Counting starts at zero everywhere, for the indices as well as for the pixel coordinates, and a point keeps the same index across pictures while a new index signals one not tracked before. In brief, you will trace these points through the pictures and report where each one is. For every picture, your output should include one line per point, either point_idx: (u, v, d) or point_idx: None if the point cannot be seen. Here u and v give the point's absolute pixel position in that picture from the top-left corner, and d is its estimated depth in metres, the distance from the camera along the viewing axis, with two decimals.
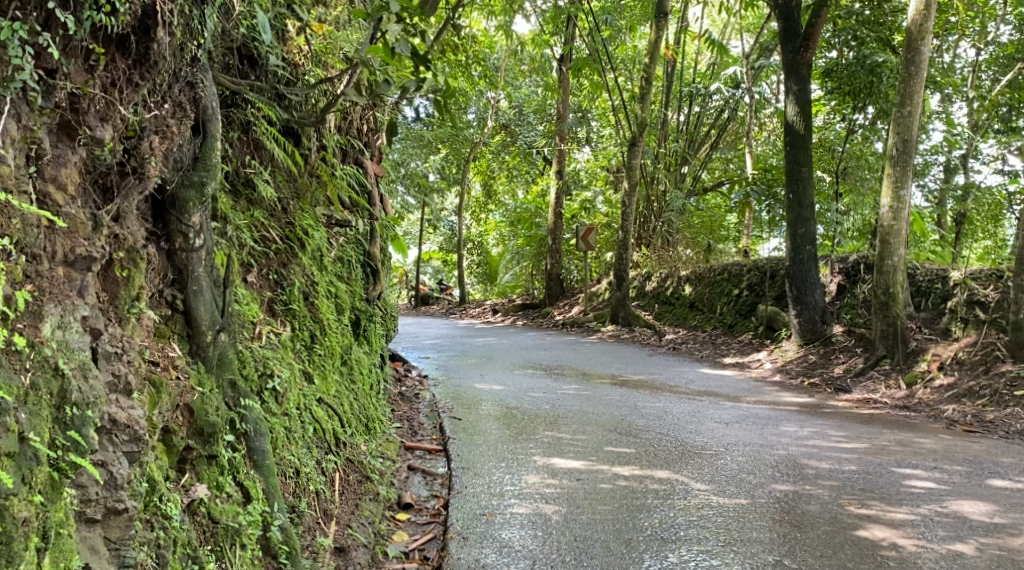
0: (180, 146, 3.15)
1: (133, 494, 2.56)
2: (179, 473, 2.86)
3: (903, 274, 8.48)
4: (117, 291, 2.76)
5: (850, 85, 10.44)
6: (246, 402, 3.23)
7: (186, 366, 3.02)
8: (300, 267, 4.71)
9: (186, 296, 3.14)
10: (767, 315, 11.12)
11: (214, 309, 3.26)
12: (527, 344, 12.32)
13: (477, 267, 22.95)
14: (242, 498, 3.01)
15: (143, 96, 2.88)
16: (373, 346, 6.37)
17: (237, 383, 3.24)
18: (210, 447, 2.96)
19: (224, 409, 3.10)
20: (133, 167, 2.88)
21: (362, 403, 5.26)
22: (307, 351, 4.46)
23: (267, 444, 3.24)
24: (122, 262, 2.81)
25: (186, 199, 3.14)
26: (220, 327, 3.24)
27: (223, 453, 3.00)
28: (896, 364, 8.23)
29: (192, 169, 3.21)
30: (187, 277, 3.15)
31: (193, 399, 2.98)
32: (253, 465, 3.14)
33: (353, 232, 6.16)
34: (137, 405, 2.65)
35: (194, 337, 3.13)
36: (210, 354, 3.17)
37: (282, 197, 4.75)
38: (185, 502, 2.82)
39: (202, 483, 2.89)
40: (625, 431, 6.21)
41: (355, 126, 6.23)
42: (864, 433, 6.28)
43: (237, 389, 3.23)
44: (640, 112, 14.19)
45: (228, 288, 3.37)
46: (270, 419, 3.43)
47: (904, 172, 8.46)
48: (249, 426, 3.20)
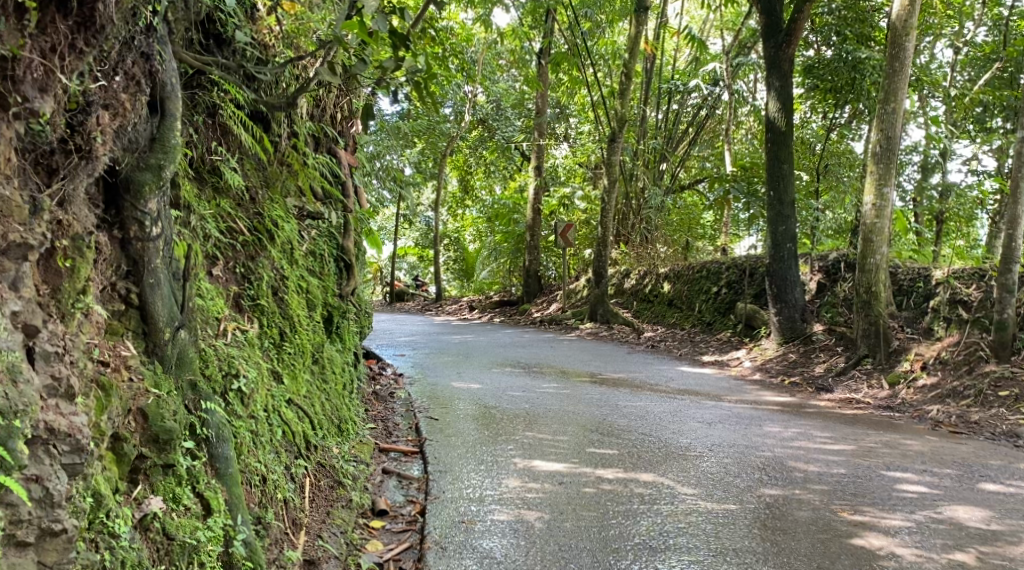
0: (134, 124, 2.89)
1: (75, 512, 2.36)
2: (131, 485, 2.65)
3: (885, 273, 8.40)
4: (60, 283, 2.54)
5: (832, 82, 10.34)
6: (207, 404, 3.01)
7: (140, 366, 2.79)
8: (269, 260, 4.51)
9: (143, 289, 2.91)
10: (746, 313, 11.00)
11: (173, 304, 3.03)
12: (505, 342, 12.13)
13: (453, 263, 22.72)
14: (203, 510, 2.79)
15: (90, 64, 2.68)
16: (346, 344, 6.15)
17: (198, 383, 3.03)
18: (166, 456, 2.75)
19: (183, 413, 2.88)
20: (77, 145, 2.64)
21: (335, 404, 5.05)
22: (276, 350, 4.25)
23: (230, 451, 3.03)
24: (66, 252, 2.58)
25: (142, 183, 2.89)
26: (179, 324, 3.01)
27: (180, 461, 2.79)
28: (878, 363, 8.14)
29: (150, 150, 2.96)
30: (143, 270, 2.92)
31: (147, 403, 2.75)
32: (215, 473, 2.92)
33: (326, 225, 5.93)
34: (80, 411, 2.44)
35: (150, 335, 2.89)
36: (169, 353, 2.94)
37: (250, 187, 4.53)
38: (137, 516, 2.61)
39: (157, 496, 2.68)
40: (606, 432, 6.04)
41: (328, 114, 6.00)
42: (849, 434, 6.16)
43: (198, 391, 3.01)
44: (619, 107, 14.02)
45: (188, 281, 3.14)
46: (234, 422, 3.21)
47: (888, 169, 8.35)
48: (211, 431, 2.98)
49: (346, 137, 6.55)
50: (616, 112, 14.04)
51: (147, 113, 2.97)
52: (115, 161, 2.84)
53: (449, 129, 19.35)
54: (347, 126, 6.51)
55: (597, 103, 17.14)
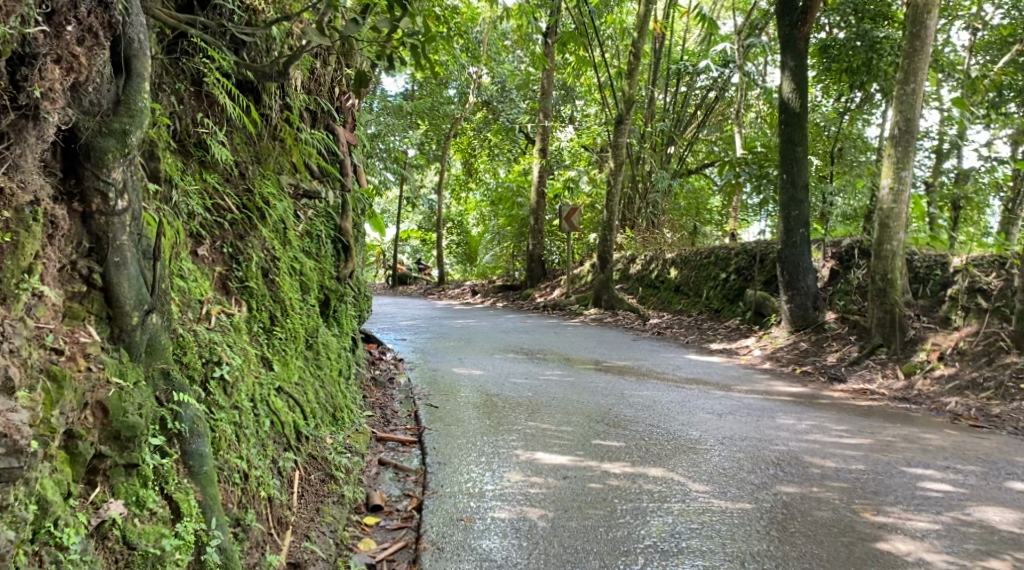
0: (95, 85, 2.68)
1: (13, 524, 2.16)
2: (89, 487, 2.45)
3: (902, 260, 8.13)
4: (3, 262, 2.35)
5: (848, 62, 10.02)
6: (181, 396, 2.80)
7: (100, 355, 2.59)
8: (260, 240, 4.26)
9: (106, 269, 2.70)
10: (756, 300, 10.73)
11: (142, 286, 2.81)
12: (508, 327, 11.89)
13: (456, 247, 22.46)
14: (171, 515, 2.60)
15: (34, 11, 2.43)
16: (344, 328, 5.92)
17: (171, 372, 2.83)
18: (129, 455, 2.54)
19: (150, 405, 2.68)
20: (24, 103, 2.41)
21: (329, 391, 4.81)
22: (266, 336, 4.01)
23: (207, 447, 2.82)
24: (9, 226, 2.38)
25: (103, 150, 2.69)
26: (148, 307, 2.79)
27: (146, 461, 2.59)
28: (893, 353, 7.88)
29: (113, 114, 2.74)
30: (106, 246, 2.71)
31: (107, 395, 2.55)
32: (187, 472, 2.72)
33: (322, 205, 5.68)
34: (21, 407, 2.24)
35: (115, 319, 2.68)
36: (137, 340, 2.73)
37: (239, 162, 4.30)
38: (95, 523, 2.40)
39: (118, 499, 2.48)
40: (612, 422, 5.81)
41: (323, 86, 5.74)
42: (866, 427, 5.92)
43: (171, 381, 2.81)
44: (628, 89, 13.71)
45: (160, 260, 2.91)
46: (213, 415, 2.98)
47: (906, 152, 8.07)
48: (185, 425, 2.77)
49: (343, 113, 6.28)
50: (623, 93, 13.72)
51: (109, 74, 2.74)
52: (70, 124, 2.62)
53: (453, 111, 19.03)
54: (344, 99, 6.24)
55: (604, 85, 16.83)
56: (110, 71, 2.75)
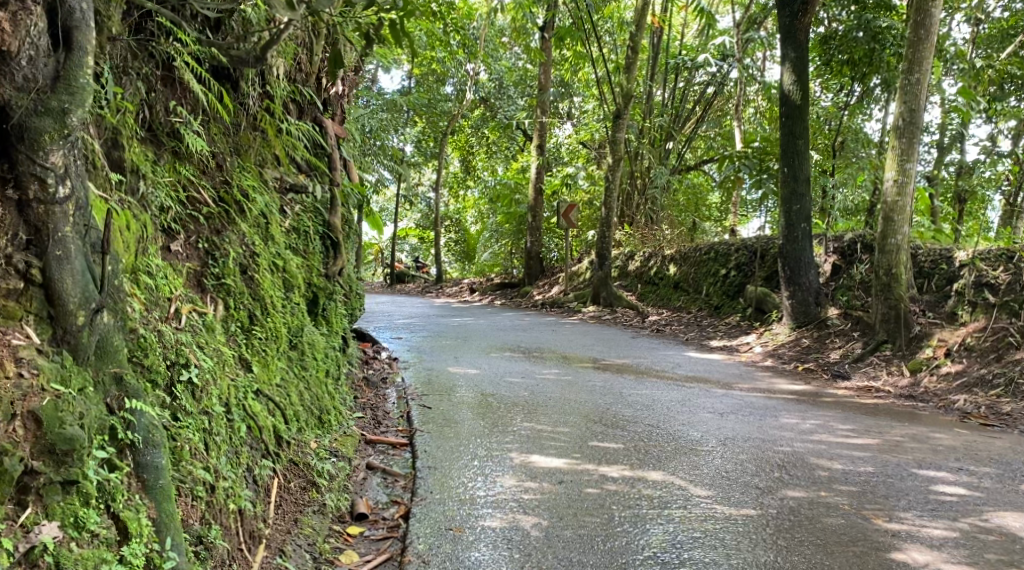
0: (25, 58, 2.56)
1: None
2: (19, 508, 2.28)
3: (906, 254, 7.92)
4: None
5: (849, 54, 9.82)
6: (134, 404, 2.65)
7: (34, 358, 2.44)
8: (239, 235, 4.05)
9: (46, 263, 2.55)
10: (757, 296, 10.52)
11: (90, 281, 2.65)
12: (505, 325, 11.68)
13: (454, 245, 22.24)
14: (117, 536, 2.43)
15: None
16: (333, 327, 5.72)
17: (125, 377, 2.67)
18: (66, 471, 2.38)
19: (96, 415, 2.52)
20: None
21: (315, 393, 4.59)
22: (245, 337, 3.80)
23: (163, 459, 2.67)
24: None
25: (39, 131, 2.56)
26: (97, 305, 2.63)
27: (88, 476, 2.43)
28: (898, 349, 7.68)
29: (51, 91, 2.60)
30: (46, 238, 2.56)
31: (41, 405, 2.38)
32: (141, 486, 2.57)
33: (309, 199, 5.47)
34: None
35: (58, 318, 2.54)
36: (85, 341, 2.57)
37: (217, 152, 4.09)
38: (23, 549, 2.25)
39: (52, 521, 2.32)
40: (610, 423, 5.60)
41: (307, 75, 5.52)
42: (873, 426, 5.70)
43: (125, 386, 2.66)
44: (625, 83, 13.48)
45: (110, 252, 2.74)
46: (172, 427, 2.81)
47: (910, 143, 7.85)
48: (137, 436, 2.62)
49: (330, 104, 6.06)
50: (621, 88, 13.50)
51: (45, 46, 2.61)
52: None
53: (450, 108, 18.85)
54: (331, 90, 6.02)
55: (602, 80, 16.60)
56: (46, 43, 2.62)
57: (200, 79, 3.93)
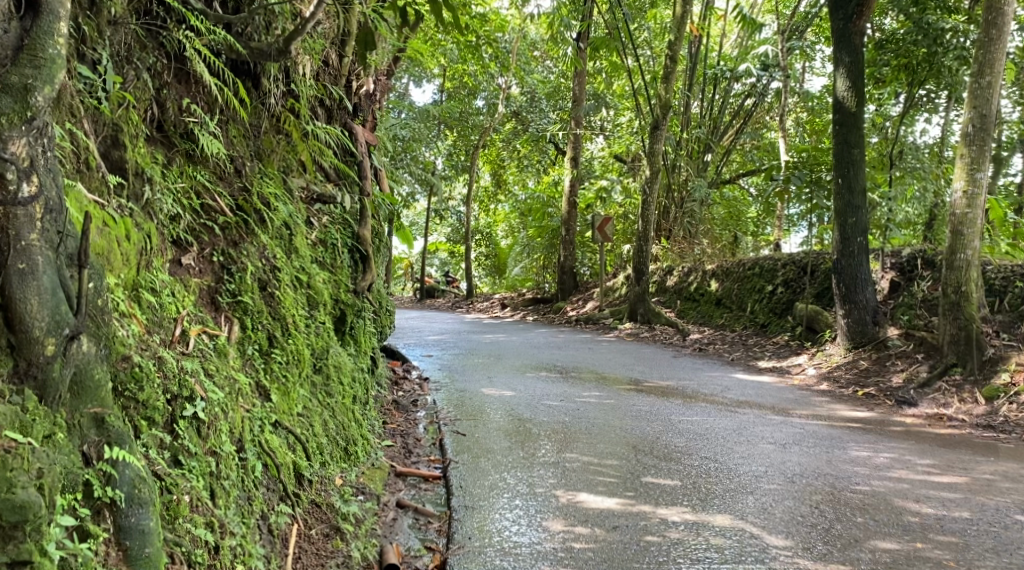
0: None
1: None
2: None
3: (977, 271, 7.37)
4: None
5: (907, 58, 9.25)
6: (118, 455, 2.38)
7: None
8: (259, 247, 3.64)
9: (7, 279, 2.27)
10: (807, 314, 9.97)
11: (62, 302, 2.37)
12: (539, 342, 11.21)
13: (485, 260, 21.78)
14: None
15: None
16: (362, 347, 5.30)
17: (108, 417, 2.42)
18: (19, 548, 2.08)
19: (63, 469, 2.24)
20: None
21: (341, 421, 4.17)
22: (264, 361, 3.40)
23: (152, 521, 2.39)
24: None
25: None
26: (69, 331, 2.36)
27: (47, 553, 2.13)
28: (970, 374, 7.10)
29: (12, 63, 2.37)
30: (9, 248, 2.29)
31: None
32: (122, 554, 2.31)
33: (337, 210, 5.08)
34: None
35: (20, 347, 2.26)
36: (56, 376, 2.32)
37: (235, 156, 3.67)
38: None
39: None
40: (662, 455, 5.11)
41: (333, 74, 5.13)
42: (956, 461, 5.16)
43: (107, 429, 2.40)
44: (663, 93, 12.95)
45: (86, 264, 2.46)
46: (164, 479, 2.52)
47: (981, 152, 7.29)
48: (120, 494, 2.35)
49: (360, 110, 5.66)
50: (659, 98, 12.97)
51: (7, 10, 2.39)
52: None
53: (481, 121, 18.45)
54: (360, 91, 5.61)
55: (639, 91, 16.07)
56: (7, 7, 2.39)
57: (216, 73, 3.54)
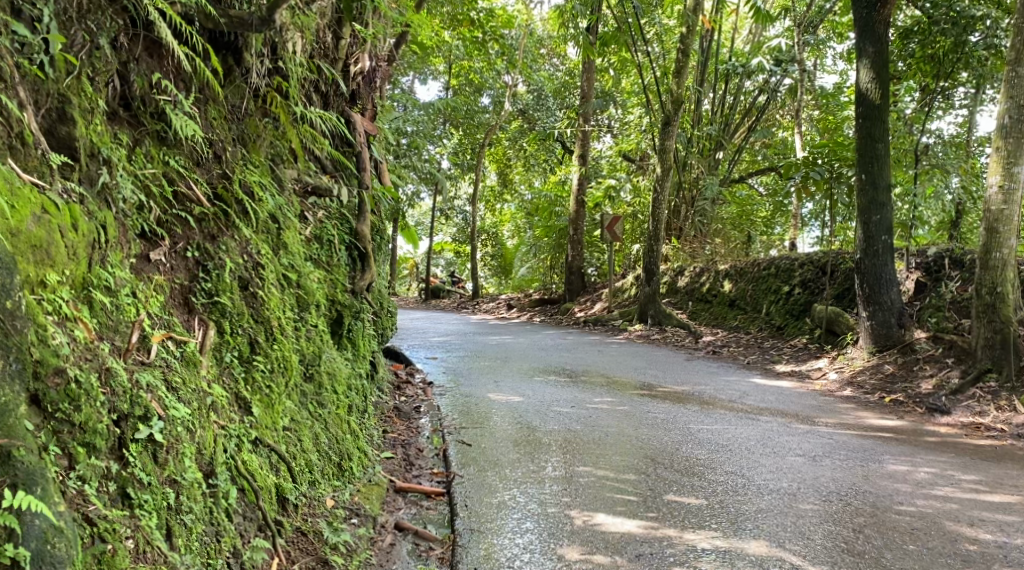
0: None
1: None
2: None
3: (1014, 271, 6.96)
4: None
5: (933, 49, 8.95)
6: (30, 502, 2.08)
7: None
8: (241, 241, 3.25)
9: None
10: (828, 315, 9.54)
11: None
12: (547, 344, 10.80)
13: (491, 259, 21.31)
14: None
15: None
16: (360, 351, 4.90)
17: (13, 451, 2.11)
18: None
19: None
20: None
21: (335, 434, 3.78)
22: (245, 370, 3.02)
23: None
24: None
25: None
26: None
27: None
28: (1006, 381, 6.69)
29: None
30: None
31: None
32: None
33: (334, 205, 4.71)
34: None
35: None
36: None
37: (214, 139, 3.26)
38: None
39: None
40: (684, 468, 4.72)
41: (327, 56, 4.75)
42: (1004, 476, 4.78)
43: (11, 463, 2.09)
44: (676, 88, 12.49)
45: None
46: (89, 529, 2.21)
47: (1019, 145, 6.87)
48: (27, 551, 2.06)
49: (359, 97, 5.28)
50: (670, 93, 12.54)
51: None
52: None
53: (487, 120, 18.06)
54: (359, 76, 5.20)
55: (649, 87, 15.59)
56: None
57: (191, 45, 3.16)
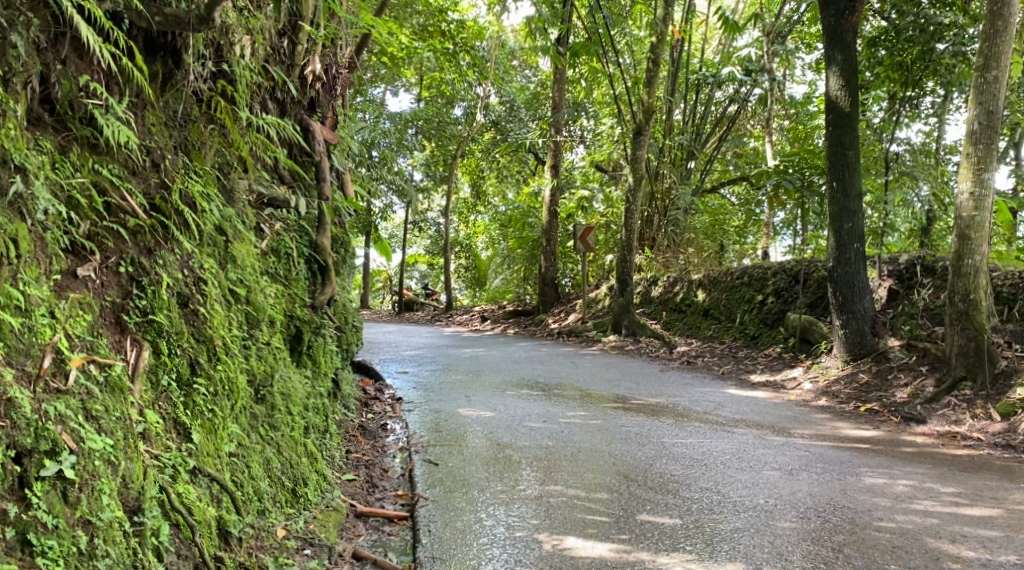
0: None
1: None
2: None
3: (986, 278, 6.89)
4: None
5: (901, 56, 8.90)
6: None
7: None
8: (183, 255, 3.06)
9: None
10: (802, 324, 9.45)
11: None
12: (520, 357, 10.62)
13: (465, 271, 21.10)
14: None
15: None
16: (320, 368, 4.69)
17: None
18: None
19: None
20: None
21: (290, 457, 3.59)
22: (184, 394, 2.86)
23: None
24: None
25: None
26: None
27: None
28: (982, 389, 6.61)
29: None
30: None
31: None
32: None
33: (291, 216, 4.51)
34: None
35: None
36: None
37: (151, 146, 3.06)
38: None
39: None
40: (658, 485, 4.55)
41: (282, 62, 4.57)
42: (984, 488, 4.67)
43: None
44: (647, 98, 12.39)
45: None
46: None
47: (988, 151, 6.81)
48: None
49: (318, 105, 5.10)
50: (641, 102, 12.45)
51: None
52: None
53: (458, 131, 17.89)
54: (317, 83, 5.01)
55: (621, 97, 15.49)
56: None
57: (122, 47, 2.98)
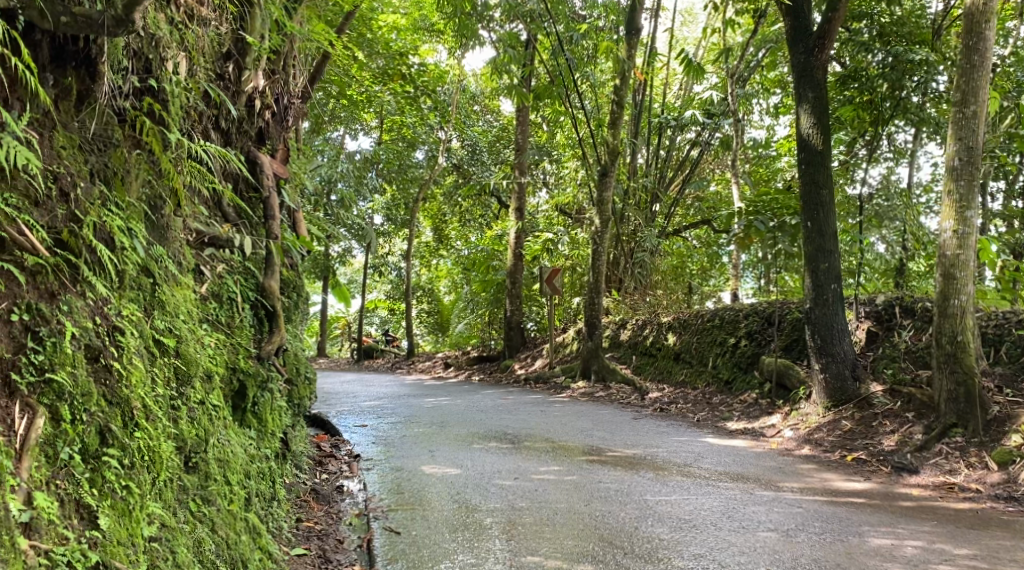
0: None
1: None
2: None
3: (972, 319, 6.58)
4: None
5: (868, 96, 8.71)
6: None
7: None
8: (93, 302, 2.63)
9: None
10: (777, 368, 9.09)
11: None
12: (486, 406, 10.11)
13: (427, 316, 20.57)
14: None
15: None
16: (266, 426, 4.16)
17: None
18: None
19: None
20: None
21: (228, 537, 3.06)
22: (91, 470, 2.45)
23: None
24: None
25: None
26: None
27: None
28: (974, 435, 6.28)
29: None
30: None
31: None
32: None
33: (235, 257, 4.03)
34: None
35: None
36: None
37: (59, 171, 2.62)
38: None
39: None
40: (644, 553, 4.11)
41: (226, 90, 4.13)
42: (999, 548, 4.29)
43: None
44: (611, 138, 12.13)
45: None
46: None
47: (969, 187, 6.56)
48: None
49: (267, 137, 4.66)
50: (605, 144, 12.20)
51: None
52: None
53: (420, 174, 17.52)
54: (266, 113, 4.58)
55: (584, 140, 15.25)
56: None
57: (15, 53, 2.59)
